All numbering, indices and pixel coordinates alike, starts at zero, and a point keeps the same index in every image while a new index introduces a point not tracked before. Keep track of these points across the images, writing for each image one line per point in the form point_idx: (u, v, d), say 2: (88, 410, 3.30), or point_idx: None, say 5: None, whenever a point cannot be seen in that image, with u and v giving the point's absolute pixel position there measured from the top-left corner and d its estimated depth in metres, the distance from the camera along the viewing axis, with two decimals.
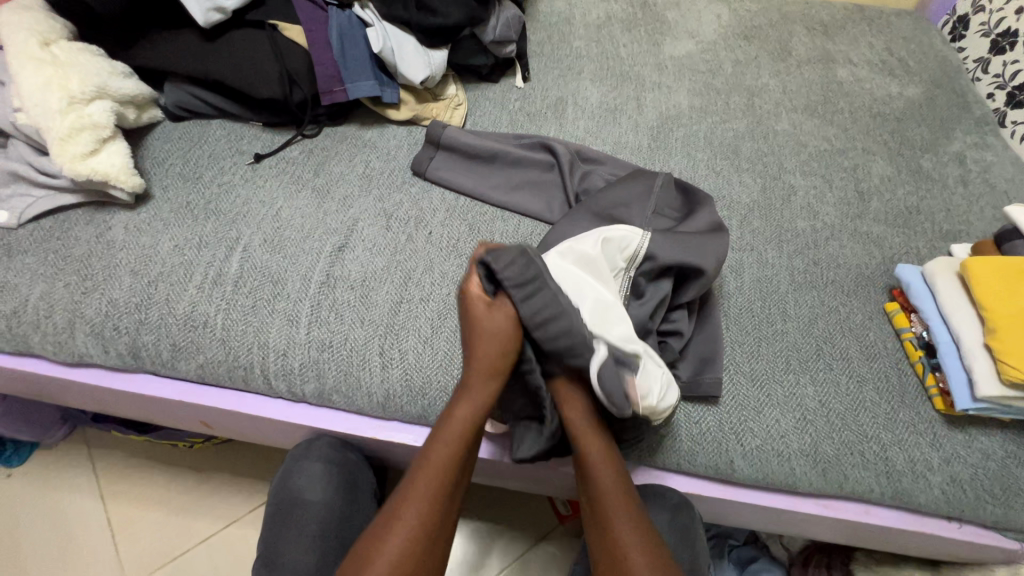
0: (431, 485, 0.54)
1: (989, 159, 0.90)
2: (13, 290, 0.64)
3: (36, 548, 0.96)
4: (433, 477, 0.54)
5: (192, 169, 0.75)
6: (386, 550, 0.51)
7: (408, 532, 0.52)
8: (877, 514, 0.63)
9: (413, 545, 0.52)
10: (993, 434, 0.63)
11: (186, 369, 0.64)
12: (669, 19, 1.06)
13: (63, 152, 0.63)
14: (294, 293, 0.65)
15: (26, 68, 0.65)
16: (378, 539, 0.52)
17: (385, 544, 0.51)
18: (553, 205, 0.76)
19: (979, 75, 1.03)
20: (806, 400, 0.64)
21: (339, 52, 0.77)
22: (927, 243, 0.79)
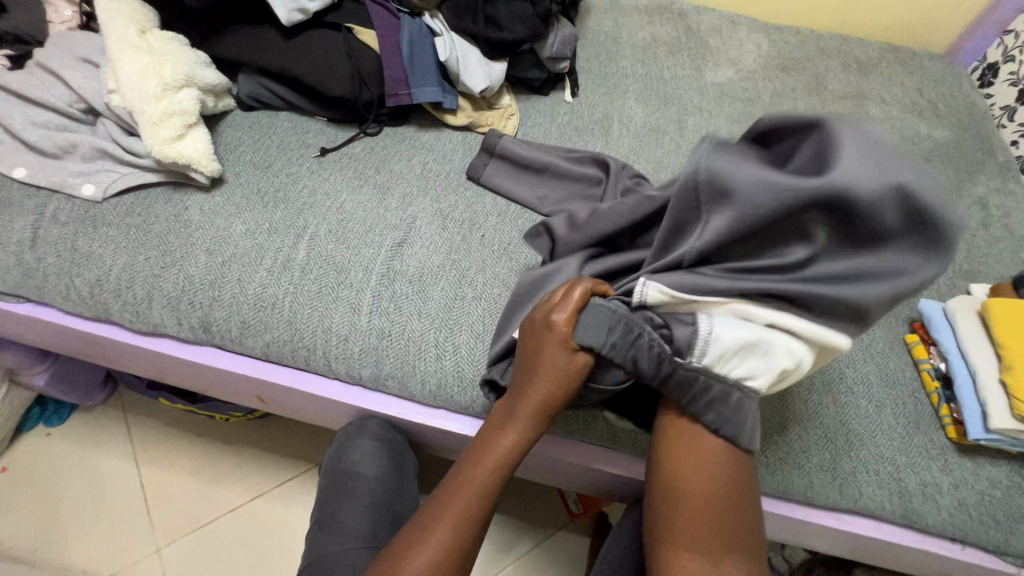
0: (463, 513, 0.53)
1: (1010, 205, 0.94)
2: (97, 259, 0.69)
3: (73, 505, 1.00)
4: (464, 504, 0.53)
5: (263, 157, 0.79)
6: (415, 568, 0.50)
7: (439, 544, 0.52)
8: (886, 530, 0.67)
9: (450, 553, 0.52)
10: (999, 464, 0.68)
11: (252, 346, 0.68)
12: (712, 46, 1.11)
13: (155, 135, 0.68)
14: (356, 283, 0.70)
15: (125, 53, 0.69)
16: (412, 545, 0.52)
17: (418, 554, 0.51)
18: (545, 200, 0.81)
19: (1004, 123, 1.07)
20: (827, 420, 0.69)
21: (408, 58, 0.81)
22: (947, 280, 0.84)
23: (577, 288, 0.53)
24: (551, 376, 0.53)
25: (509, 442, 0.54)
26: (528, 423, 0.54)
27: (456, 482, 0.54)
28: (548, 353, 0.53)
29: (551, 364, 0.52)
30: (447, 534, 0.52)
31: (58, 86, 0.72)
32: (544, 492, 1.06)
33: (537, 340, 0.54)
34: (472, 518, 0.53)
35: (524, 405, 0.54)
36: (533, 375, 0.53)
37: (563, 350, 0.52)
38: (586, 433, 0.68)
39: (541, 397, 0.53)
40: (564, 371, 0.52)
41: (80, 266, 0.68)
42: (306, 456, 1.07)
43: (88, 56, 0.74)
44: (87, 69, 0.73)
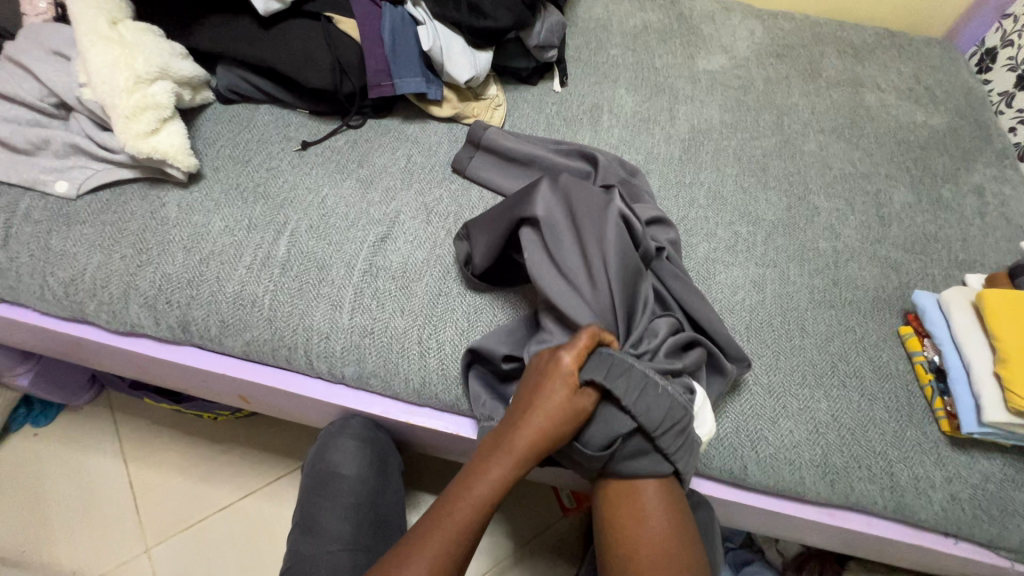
0: (446, 547, 0.51)
1: (1007, 193, 0.92)
2: (71, 258, 0.67)
3: (60, 506, 1.00)
4: (443, 541, 0.51)
5: (242, 151, 0.77)
6: None
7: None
8: (877, 525, 0.66)
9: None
10: (993, 457, 0.67)
11: (232, 346, 0.67)
12: (704, 33, 1.08)
13: (128, 129, 0.66)
14: (338, 279, 0.68)
15: (96, 45, 0.67)
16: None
17: None
18: None
19: (1002, 109, 1.05)
20: (819, 414, 0.67)
21: (389, 48, 0.79)
22: (942, 271, 0.82)
23: (586, 333, 0.56)
24: (550, 420, 0.53)
25: (503, 473, 0.53)
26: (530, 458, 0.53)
27: (440, 517, 0.52)
28: (551, 391, 0.54)
29: (552, 402, 0.54)
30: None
31: (29, 80, 0.70)
32: (536, 488, 1.05)
33: (546, 379, 0.55)
34: (455, 552, 0.51)
35: (521, 443, 0.53)
36: (529, 413, 0.54)
37: (569, 394, 0.54)
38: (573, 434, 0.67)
39: (538, 434, 0.53)
40: (564, 410, 0.53)
41: (54, 266, 0.67)
42: (296, 454, 1.06)
43: (59, 49, 0.72)
44: (58, 62, 0.71)
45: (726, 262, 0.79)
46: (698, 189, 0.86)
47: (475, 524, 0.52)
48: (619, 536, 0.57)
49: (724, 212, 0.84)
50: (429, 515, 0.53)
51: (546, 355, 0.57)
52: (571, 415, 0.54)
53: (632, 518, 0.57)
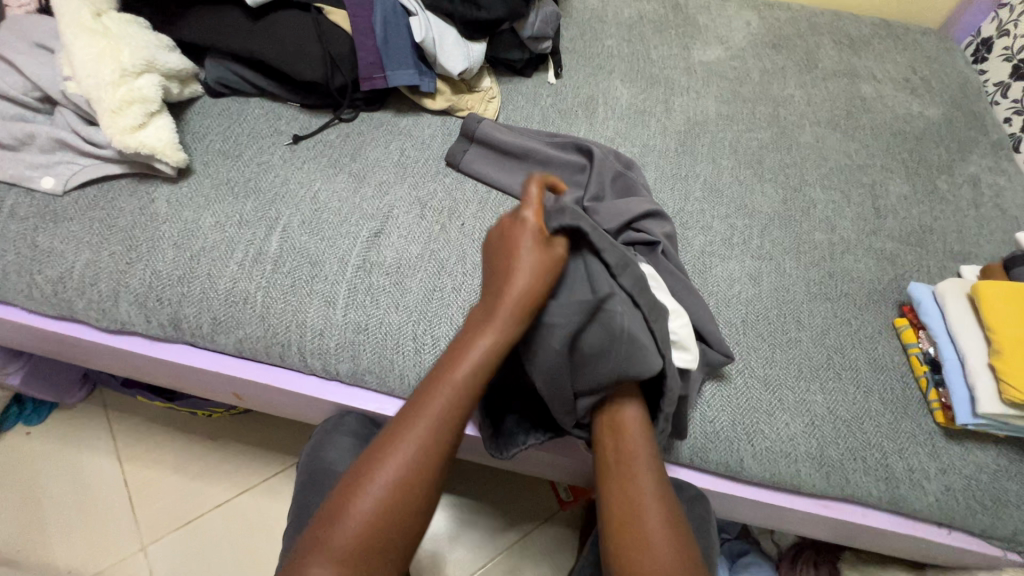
0: (439, 416, 0.50)
1: (1002, 184, 0.92)
2: (59, 256, 0.66)
3: (54, 505, 0.99)
4: (436, 409, 0.50)
5: (232, 146, 0.76)
6: (385, 476, 0.47)
7: (415, 450, 0.48)
8: (872, 516, 0.67)
9: (408, 481, 0.47)
10: (987, 448, 0.67)
11: (224, 343, 0.66)
12: (700, 23, 1.07)
13: (115, 124, 0.65)
14: (331, 275, 0.67)
15: (79, 37, 0.66)
16: (381, 459, 0.48)
17: (390, 459, 0.48)
18: None
19: (997, 99, 1.05)
20: (815, 407, 0.67)
21: (381, 38, 0.77)
22: (938, 263, 0.82)
23: (532, 184, 0.56)
24: (517, 287, 0.52)
25: (484, 343, 0.51)
26: (500, 329, 0.51)
27: (427, 387, 0.51)
28: (522, 245, 0.53)
29: (525, 256, 0.53)
30: (392, 488, 0.47)
31: (12, 74, 0.69)
32: (532, 481, 1.05)
33: (511, 235, 0.54)
34: (445, 423, 0.50)
35: (503, 303, 0.51)
36: (505, 271, 0.53)
37: (538, 243, 0.53)
38: None
39: (517, 292, 0.52)
40: (536, 265, 0.52)
41: (42, 264, 0.65)
42: (292, 451, 1.06)
43: (42, 42, 0.70)
44: (42, 55, 0.70)
45: (722, 255, 0.78)
46: (694, 182, 0.85)
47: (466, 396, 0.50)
48: (610, 466, 0.57)
49: (719, 204, 0.83)
50: (419, 388, 0.51)
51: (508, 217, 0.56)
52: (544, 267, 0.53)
53: (623, 461, 0.56)
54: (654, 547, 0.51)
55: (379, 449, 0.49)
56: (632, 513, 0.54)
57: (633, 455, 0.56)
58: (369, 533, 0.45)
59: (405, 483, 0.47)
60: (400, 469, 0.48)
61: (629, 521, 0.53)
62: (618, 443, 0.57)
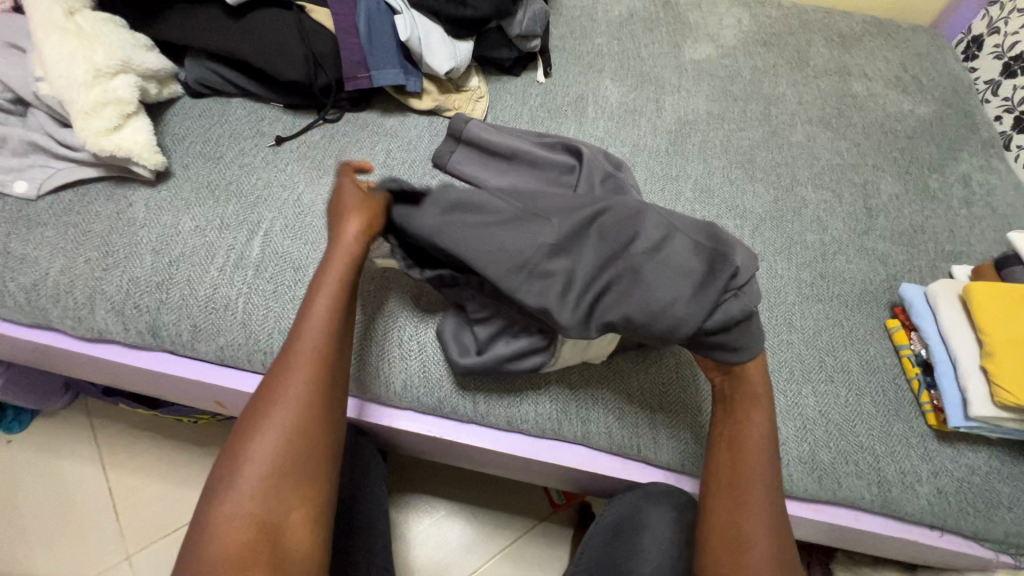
0: (306, 370, 0.49)
1: (993, 182, 0.92)
2: (32, 262, 0.64)
3: (36, 515, 0.97)
4: (302, 365, 0.50)
5: (213, 148, 0.74)
6: (263, 433, 0.47)
7: (290, 405, 0.48)
8: (865, 520, 0.66)
9: (290, 434, 0.47)
10: (979, 450, 0.67)
11: (205, 350, 0.65)
12: (690, 21, 1.06)
13: (88, 126, 0.63)
14: (315, 280, 0.66)
15: (51, 36, 0.64)
16: (257, 422, 0.47)
17: (266, 416, 0.47)
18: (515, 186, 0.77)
19: (988, 97, 1.05)
20: (806, 410, 0.67)
21: (365, 37, 0.76)
22: (929, 262, 0.82)
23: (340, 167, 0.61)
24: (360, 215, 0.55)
25: (331, 288, 0.52)
26: (344, 269, 0.53)
27: (289, 349, 0.51)
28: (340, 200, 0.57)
29: (348, 202, 0.56)
30: (290, 418, 0.47)
31: None
32: (523, 484, 1.04)
33: (335, 201, 0.58)
34: (317, 370, 0.50)
35: (341, 247, 0.54)
36: (336, 222, 0.56)
37: (353, 197, 0.57)
38: (560, 428, 0.65)
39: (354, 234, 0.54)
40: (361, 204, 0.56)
41: (15, 271, 0.64)
42: None
43: (14, 41, 0.68)
44: (13, 55, 0.68)
45: None
46: (685, 182, 0.84)
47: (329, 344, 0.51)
48: (727, 441, 0.57)
49: (710, 205, 0.82)
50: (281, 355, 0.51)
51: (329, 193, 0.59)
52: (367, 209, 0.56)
53: (745, 442, 0.56)
54: (752, 532, 0.53)
55: (254, 414, 0.48)
56: (737, 494, 0.54)
57: (751, 444, 0.56)
58: (268, 474, 0.46)
59: (285, 436, 0.47)
60: (278, 425, 0.47)
61: (734, 504, 0.54)
62: (739, 423, 0.57)
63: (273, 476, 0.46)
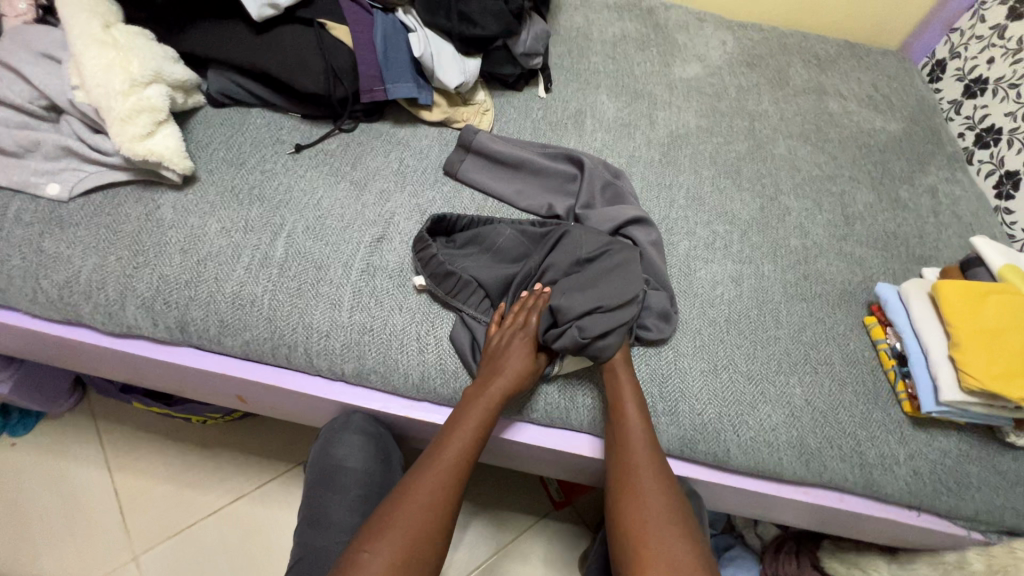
0: (440, 487, 0.57)
1: (957, 193, 1.00)
2: (65, 261, 0.67)
3: (42, 517, 0.97)
4: (436, 479, 0.57)
5: (236, 154, 0.78)
6: (394, 534, 0.53)
7: (423, 513, 0.55)
8: (848, 501, 0.72)
9: (418, 540, 0.54)
10: (950, 434, 0.73)
11: (231, 345, 0.68)
12: (679, 42, 1.14)
13: (123, 132, 0.67)
14: (336, 279, 0.70)
15: (88, 48, 0.68)
16: (387, 522, 0.54)
17: (398, 518, 0.54)
18: (522, 194, 0.83)
19: (952, 116, 1.14)
20: (794, 399, 0.72)
21: (382, 53, 0.81)
22: (901, 265, 0.89)
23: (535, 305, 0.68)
24: (515, 367, 0.64)
25: (474, 423, 0.61)
26: (490, 407, 0.62)
27: (425, 459, 0.59)
28: (509, 348, 0.65)
29: (518, 355, 0.64)
30: (420, 523, 0.54)
31: (17, 83, 0.70)
32: (526, 481, 1.08)
33: (501, 338, 0.66)
34: (448, 488, 0.57)
35: (491, 386, 0.62)
36: (495, 363, 0.64)
37: (524, 348, 0.65)
38: (568, 416, 0.69)
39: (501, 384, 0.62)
40: (522, 359, 0.64)
41: (48, 268, 0.66)
42: (287, 456, 1.07)
43: (48, 51, 0.72)
44: (47, 64, 0.71)
45: (705, 258, 0.83)
46: (677, 190, 0.90)
47: (459, 468, 0.59)
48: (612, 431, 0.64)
49: (701, 211, 0.89)
50: (418, 461, 0.59)
51: (505, 325, 0.67)
52: (524, 366, 0.64)
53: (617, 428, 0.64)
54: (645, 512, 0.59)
55: (386, 510, 0.55)
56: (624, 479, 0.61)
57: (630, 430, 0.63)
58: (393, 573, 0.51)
59: (414, 540, 0.54)
60: (407, 529, 0.54)
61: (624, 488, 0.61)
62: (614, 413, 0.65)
63: None
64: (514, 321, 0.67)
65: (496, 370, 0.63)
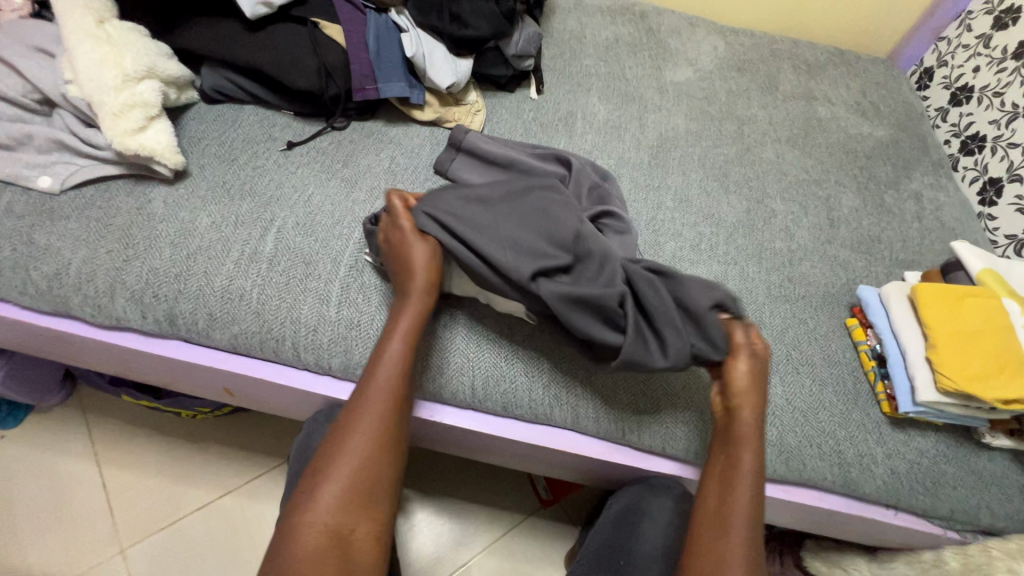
0: (375, 409, 0.57)
1: (942, 199, 1.01)
2: (55, 253, 0.68)
3: (29, 509, 0.98)
4: (369, 403, 0.58)
5: (228, 150, 0.79)
6: (337, 457, 0.55)
7: (364, 437, 0.56)
8: (828, 499, 0.73)
9: (362, 461, 0.55)
10: (928, 435, 0.74)
11: (219, 339, 0.69)
12: (671, 46, 1.15)
13: (115, 126, 0.67)
14: (325, 274, 0.71)
15: (82, 42, 0.68)
16: (330, 450, 0.55)
17: (341, 444, 0.56)
18: None
19: (938, 123, 1.15)
20: (775, 398, 0.73)
21: (374, 53, 0.82)
22: (884, 269, 0.90)
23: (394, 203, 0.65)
24: (415, 271, 0.62)
25: (395, 342, 0.60)
26: (408, 324, 0.61)
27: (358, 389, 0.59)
28: (407, 255, 0.63)
29: (413, 257, 0.62)
30: (361, 446, 0.56)
31: (11, 76, 0.71)
32: (514, 480, 1.08)
33: (398, 250, 0.64)
34: (382, 408, 0.58)
35: (406, 305, 0.61)
36: (400, 278, 0.62)
37: (415, 248, 0.63)
38: (551, 413, 0.70)
39: (411, 293, 0.62)
40: (421, 259, 0.62)
41: (38, 260, 0.67)
42: (276, 451, 1.07)
43: (42, 45, 0.72)
44: (41, 58, 0.72)
45: (691, 259, 0.85)
46: (665, 192, 0.91)
47: (392, 387, 0.59)
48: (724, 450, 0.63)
49: (689, 213, 0.90)
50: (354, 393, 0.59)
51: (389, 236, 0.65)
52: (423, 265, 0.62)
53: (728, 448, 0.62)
54: (729, 549, 0.57)
55: (328, 443, 0.56)
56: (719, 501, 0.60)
57: (739, 459, 0.61)
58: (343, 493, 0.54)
59: (361, 461, 0.55)
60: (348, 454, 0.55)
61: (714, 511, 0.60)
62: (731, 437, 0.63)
63: (355, 495, 0.54)
64: (393, 226, 0.65)
65: (404, 287, 0.62)
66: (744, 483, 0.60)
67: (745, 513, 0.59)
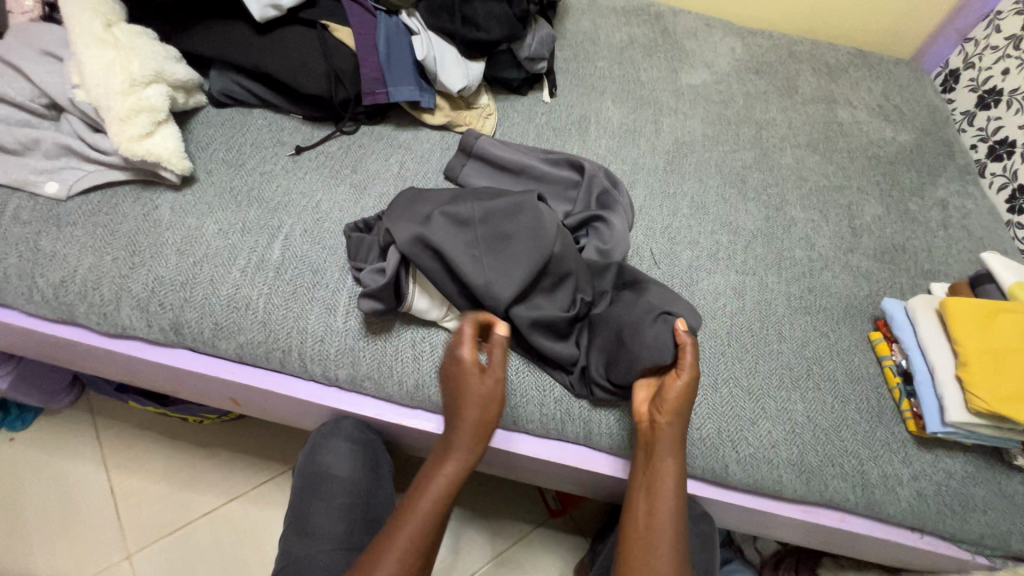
0: (422, 527, 0.56)
1: (969, 207, 0.98)
2: (61, 259, 0.67)
3: (37, 512, 0.97)
4: (419, 520, 0.57)
5: (236, 155, 0.78)
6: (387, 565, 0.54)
7: (411, 545, 0.55)
8: (849, 521, 0.70)
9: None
10: (956, 455, 0.71)
11: (225, 348, 0.67)
12: (687, 48, 1.12)
13: (122, 132, 0.66)
14: (332, 283, 0.69)
15: (90, 46, 0.67)
16: (380, 554, 0.55)
17: (388, 552, 0.55)
18: None
19: (964, 127, 1.11)
20: (795, 415, 0.71)
21: (384, 56, 0.80)
22: (909, 279, 0.87)
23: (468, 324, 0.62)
24: (479, 396, 0.60)
25: (448, 468, 0.59)
26: (463, 455, 0.59)
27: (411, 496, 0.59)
28: (468, 380, 0.60)
29: (477, 390, 0.60)
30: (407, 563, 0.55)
31: (18, 80, 0.70)
32: (523, 490, 1.06)
33: (456, 376, 0.60)
34: (428, 525, 0.57)
35: (462, 428, 0.59)
36: (455, 401, 0.60)
37: (483, 375, 0.60)
38: (564, 428, 0.68)
39: (473, 420, 0.59)
40: (480, 392, 0.60)
41: (44, 267, 0.66)
42: (283, 458, 1.06)
43: (50, 49, 0.72)
44: (49, 62, 0.71)
45: (708, 269, 0.82)
46: (681, 199, 0.89)
47: (443, 501, 0.58)
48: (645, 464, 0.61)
49: (706, 221, 0.87)
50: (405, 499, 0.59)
51: (450, 359, 0.62)
52: (488, 394, 0.60)
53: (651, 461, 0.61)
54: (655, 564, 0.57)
55: (373, 551, 0.55)
56: (642, 516, 0.59)
57: (665, 475, 0.59)
58: None
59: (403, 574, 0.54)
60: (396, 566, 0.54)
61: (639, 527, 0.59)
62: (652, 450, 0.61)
63: None
64: (459, 341, 0.62)
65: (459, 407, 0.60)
66: (668, 498, 0.59)
67: (671, 523, 0.58)
